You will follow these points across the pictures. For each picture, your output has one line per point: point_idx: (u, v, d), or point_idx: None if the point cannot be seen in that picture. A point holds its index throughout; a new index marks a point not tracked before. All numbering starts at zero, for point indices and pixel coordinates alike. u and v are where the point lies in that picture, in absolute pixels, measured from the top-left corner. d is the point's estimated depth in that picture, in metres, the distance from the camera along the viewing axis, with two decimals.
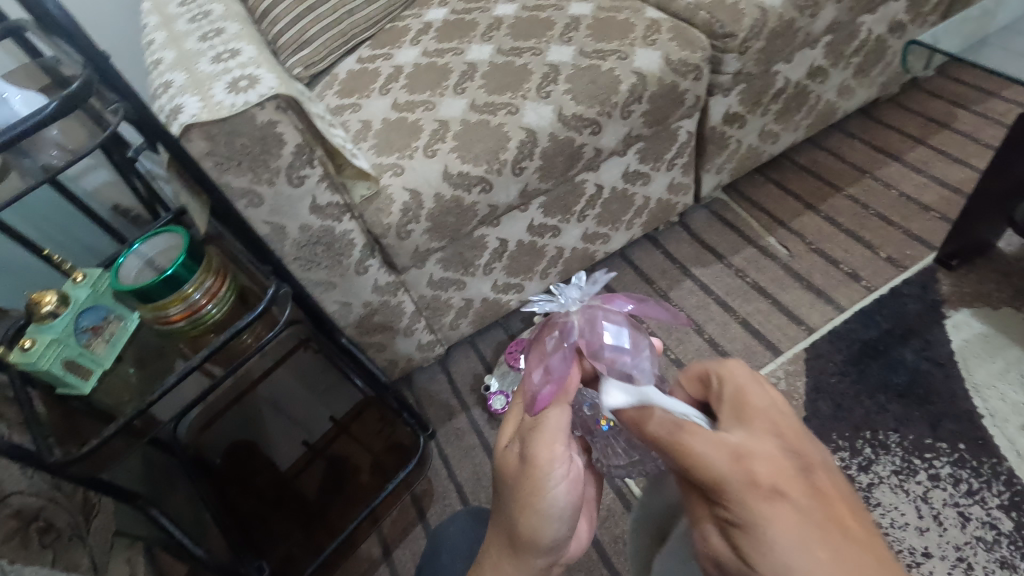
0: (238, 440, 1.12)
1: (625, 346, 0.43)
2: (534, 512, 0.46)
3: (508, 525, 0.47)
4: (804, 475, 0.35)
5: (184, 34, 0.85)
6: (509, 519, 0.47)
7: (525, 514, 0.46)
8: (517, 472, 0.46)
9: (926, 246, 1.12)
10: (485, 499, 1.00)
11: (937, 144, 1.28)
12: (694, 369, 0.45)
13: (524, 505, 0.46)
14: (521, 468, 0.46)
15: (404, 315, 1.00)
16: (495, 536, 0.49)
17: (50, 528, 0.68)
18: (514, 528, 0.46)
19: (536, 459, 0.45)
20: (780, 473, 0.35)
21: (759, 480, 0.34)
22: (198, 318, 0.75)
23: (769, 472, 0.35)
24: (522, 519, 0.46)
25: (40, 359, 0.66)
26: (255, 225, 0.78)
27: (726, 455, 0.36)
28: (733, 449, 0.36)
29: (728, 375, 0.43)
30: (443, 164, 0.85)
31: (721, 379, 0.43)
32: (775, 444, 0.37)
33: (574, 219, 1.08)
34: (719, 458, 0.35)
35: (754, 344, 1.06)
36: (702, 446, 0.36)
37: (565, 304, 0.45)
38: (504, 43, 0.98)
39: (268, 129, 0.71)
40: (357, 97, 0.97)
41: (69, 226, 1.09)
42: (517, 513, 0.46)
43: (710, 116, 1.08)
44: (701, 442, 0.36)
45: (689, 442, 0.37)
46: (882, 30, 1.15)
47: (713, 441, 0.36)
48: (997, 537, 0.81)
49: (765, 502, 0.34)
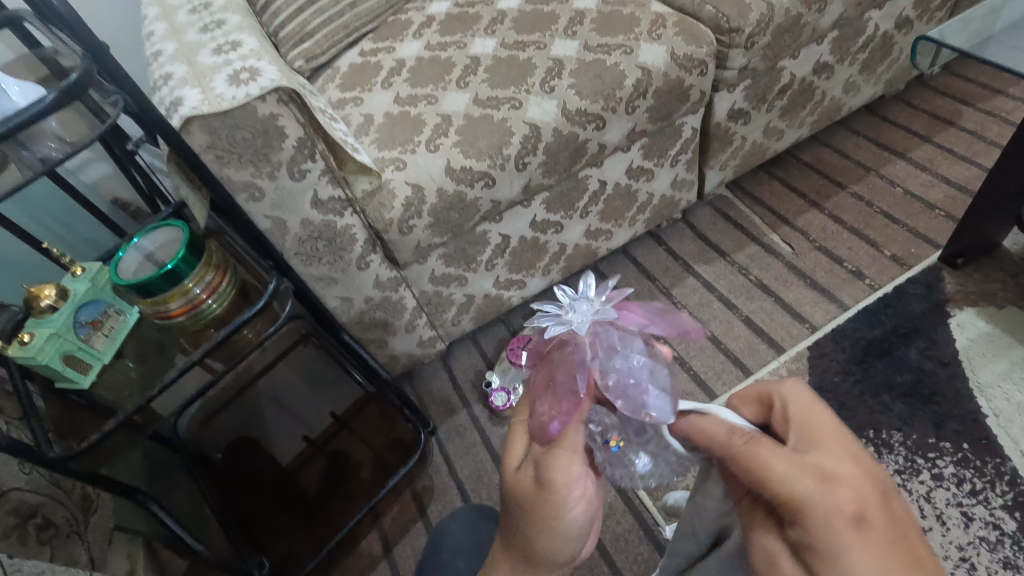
0: (239, 436, 1.11)
1: (645, 375, 0.42)
2: (554, 532, 0.44)
3: (524, 546, 0.45)
4: (883, 505, 0.35)
5: (185, 26, 0.84)
6: (526, 541, 0.45)
7: (543, 535, 0.44)
8: (532, 496, 0.44)
9: (931, 245, 1.11)
10: (486, 496, 1.00)
11: (943, 142, 1.27)
12: (751, 391, 0.46)
13: (542, 526, 0.44)
14: (539, 491, 0.43)
15: (405, 311, 0.99)
16: (507, 553, 0.47)
17: (48, 525, 0.68)
18: (531, 548, 0.45)
19: (557, 482, 0.43)
20: (864, 499, 0.34)
21: (841, 502, 0.34)
22: (198, 312, 0.75)
23: (852, 496, 0.34)
24: (541, 540, 0.44)
25: (39, 354, 0.65)
26: (256, 220, 0.77)
27: (805, 472, 0.36)
28: (803, 464, 0.36)
29: (790, 393, 0.43)
30: (446, 158, 0.84)
31: (777, 397, 0.43)
32: (857, 468, 0.36)
33: (577, 216, 1.07)
34: (795, 471, 0.36)
35: (757, 342, 1.06)
36: (775, 459, 0.37)
37: (578, 327, 0.43)
38: (507, 37, 0.97)
39: (269, 122, 0.70)
40: (359, 91, 0.96)
41: (69, 219, 1.08)
42: (536, 533, 0.44)
43: (715, 112, 1.07)
44: (775, 456, 0.37)
45: (761, 455, 0.37)
46: (889, 26, 1.14)
47: (785, 454, 0.37)
48: (1000, 537, 0.81)
49: (849, 528, 0.33)
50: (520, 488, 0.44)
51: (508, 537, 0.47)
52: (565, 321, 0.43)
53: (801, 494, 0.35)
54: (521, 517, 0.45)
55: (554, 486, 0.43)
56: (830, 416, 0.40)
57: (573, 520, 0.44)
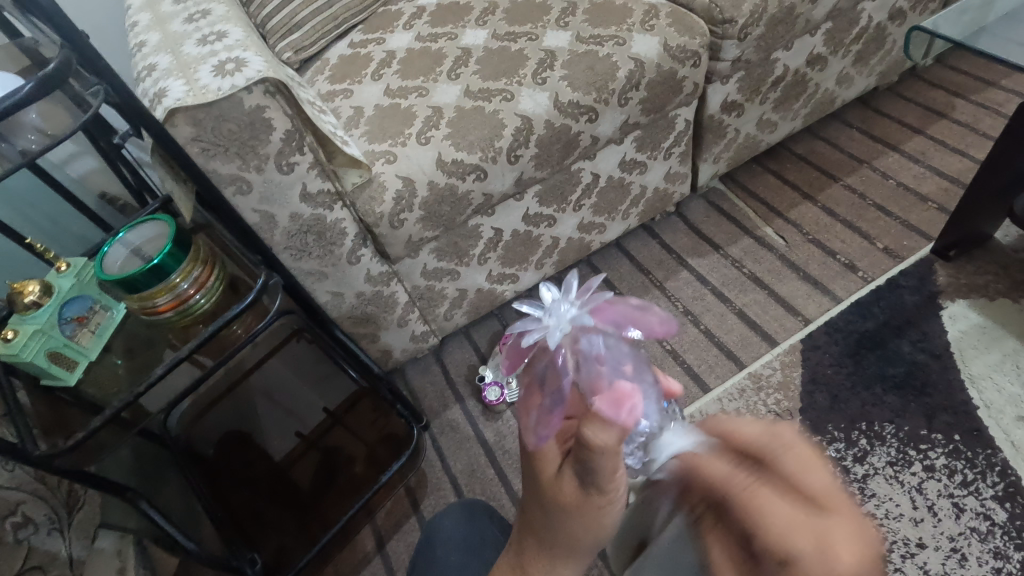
0: (230, 430, 1.11)
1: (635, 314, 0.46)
2: (597, 525, 0.46)
3: (570, 537, 0.46)
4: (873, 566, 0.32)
5: (170, 16, 0.82)
6: (566, 530, 0.46)
7: (585, 529, 0.46)
8: (578, 502, 0.45)
9: (923, 237, 1.12)
10: (480, 491, 1.00)
11: (936, 134, 1.27)
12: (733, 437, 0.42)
13: (587, 521, 0.45)
14: (580, 498, 0.45)
15: (397, 306, 0.99)
16: (536, 536, 0.48)
17: (27, 524, 0.68)
18: (574, 535, 0.46)
19: (598, 495, 0.44)
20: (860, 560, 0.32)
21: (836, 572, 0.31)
22: (186, 308, 0.74)
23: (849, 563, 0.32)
24: (586, 534, 0.46)
25: (22, 351, 0.65)
26: (245, 214, 0.76)
27: (806, 532, 0.33)
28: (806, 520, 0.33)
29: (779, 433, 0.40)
30: (437, 151, 0.83)
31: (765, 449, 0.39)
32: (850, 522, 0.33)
33: (570, 209, 1.07)
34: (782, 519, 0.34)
35: (750, 335, 1.06)
36: (770, 505, 0.35)
37: (566, 323, 0.45)
38: (498, 28, 0.96)
39: (256, 114, 0.68)
40: (350, 83, 0.94)
41: (54, 213, 1.07)
42: (578, 531, 0.46)
43: (708, 104, 1.07)
44: (773, 502, 0.35)
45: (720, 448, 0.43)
46: (882, 18, 1.14)
47: (788, 508, 0.34)
48: (991, 528, 0.81)
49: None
50: (558, 494, 0.45)
51: (545, 537, 0.47)
52: (555, 327, 0.45)
53: (798, 552, 0.32)
54: (562, 521, 0.46)
55: (603, 497, 0.44)
56: (823, 474, 0.36)
57: (612, 519, 0.46)
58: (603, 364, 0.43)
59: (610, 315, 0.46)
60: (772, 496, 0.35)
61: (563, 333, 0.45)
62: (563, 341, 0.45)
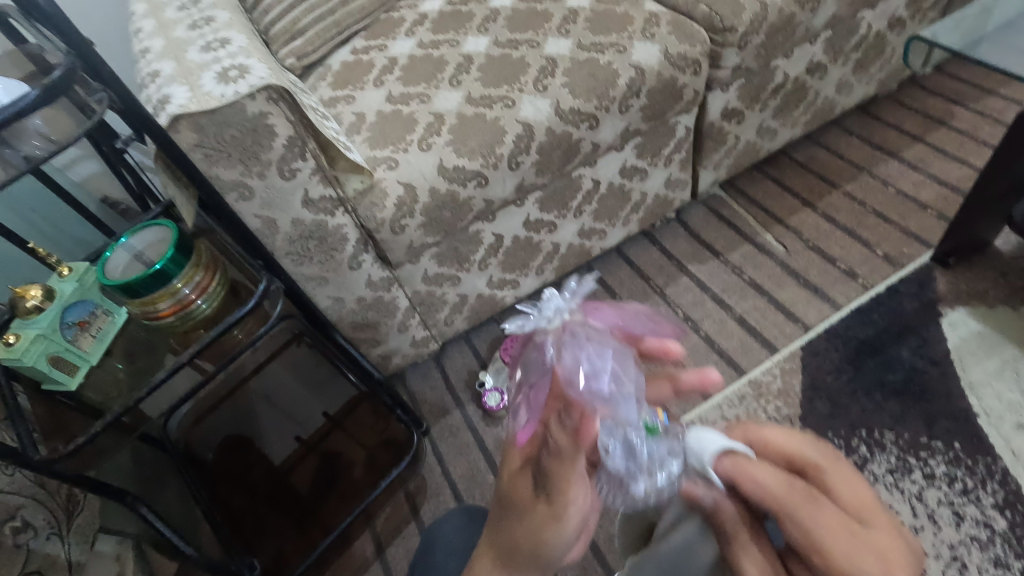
0: (230, 435, 1.11)
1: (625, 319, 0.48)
2: (546, 541, 0.43)
3: (518, 552, 0.44)
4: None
5: (173, 23, 0.83)
6: (515, 536, 0.44)
7: (536, 540, 0.43)
8: (528, 502, 0.44)
9: (922, 244, 1.12)
10: (480, 497, 1.00)
11: (935, 141, 1.27)
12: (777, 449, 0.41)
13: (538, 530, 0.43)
14: (532, 498, 0.44)
15: (398, 311, 0.99)
16: (488, 544, 0.46)
17: (27, 528, 0.68)
18: (522, 548, 0.44)
19: (554, 501, 0.43)
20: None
21: None
22: (187, 313, 0.74)
23: None
24: (534, 548, 0.43)
25: (24, 356, 0.65)
26: (247, 218, 0.76)
27: (866, 550, 0.34)
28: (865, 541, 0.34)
29: (818, 447, 0.40)
30: (438, 157, 0.83)
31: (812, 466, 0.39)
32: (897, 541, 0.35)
33: (571, 215, 1.07)
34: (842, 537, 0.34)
35: (750, 341, 1.06)
36: (825, 521, 0.35)
37: (555, 316, 0.47)
38: (500, 35, 0.97)
39: (259, 120, 0.69)
40: (352, 89, 0.95)
41: (55, 217, 1.07)
42: (526, 543, 0.43)
43: (708, 111, 1.07)
44: (832, 520, 0.35)
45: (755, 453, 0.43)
46: (881, 26, 1.14)
47: (846, 524, 0.35)
48: (992, 536, 0.81)
49: None
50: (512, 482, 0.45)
51: (496, 549, 0.45)
52: (546, 318, 0.47)
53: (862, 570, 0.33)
54: (512, 525, 0.44)
55: (555, 502, 0.43)
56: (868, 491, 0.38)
57: (563, 539, 0.44)
58: (586, 359, 0.44)
59: (600, 315, 0.48)
60: (832, 510, 0.36)
61: (551, 324, 0.47)
62: (550, 332, 0.46)
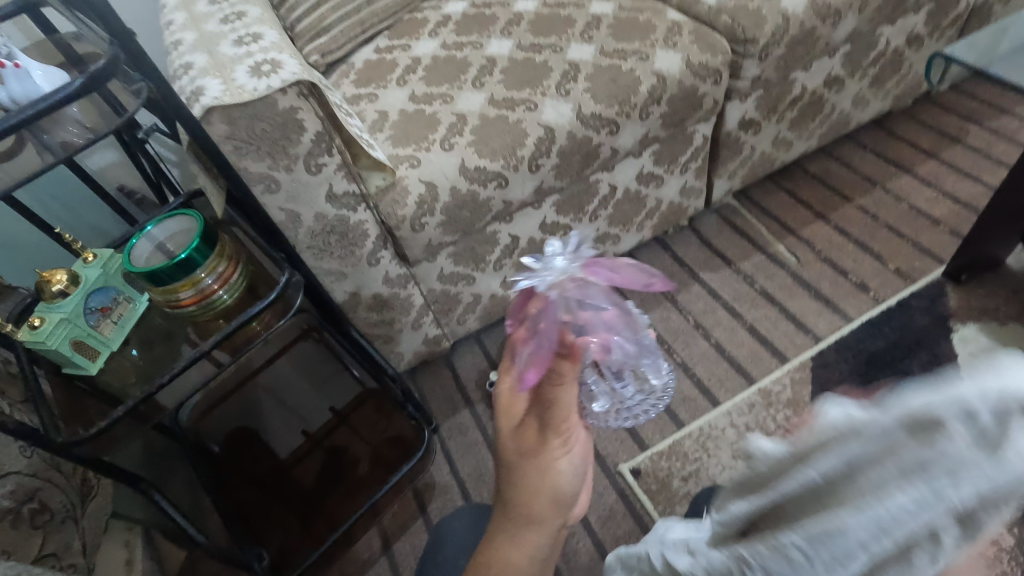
0: (236, 428, 1.12)
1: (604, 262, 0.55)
2: (557, 473, 0.46)
3: (527, 489, 0.46)
4: None
5: (205, 16, 0.84)
6: (523, 480, 0.46)
7: (542, 476, 0.46)
8: (535, 443, 0.47)
9: (935, 260, 1.12)
10: (487, 496, 1.00)
11: (949, 158, 1.28)
12: None
13: (546, 470, 0.46)
14: (538, 440, 0.47)
15: (413, 308, 0.99)
16: (510, 487, 0.46)
17: (44, 511, 0.68)
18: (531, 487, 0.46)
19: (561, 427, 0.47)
20: None
21: None
22: (208, 303, 0.75)
23: None
24: (549, 487, 0.46)
25: (49, 339, 0.67)
26: (271, 211, 0.77)
27: None
28: None
29: None
30: (460, 157, 0.84)
31: None
32: None
33: (586, 219, 1.08)
34: None
35: (761, 350, 1.07)
36: None
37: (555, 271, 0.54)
38: (523, 39, 0.98)
39: (289, 114, 0.70)
40: (375, 87, 0.96)
41: (75, 205, 1.08)
42: (542, 482, 0.46)
43: (726, 121, 1.08)
44: None
45: None
46: (900, 42, 1.15)
47: None
48: None
49: None
50: (522, 441, 0.47)
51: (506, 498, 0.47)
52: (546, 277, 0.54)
53: None
54: (523, 468, 0.46)
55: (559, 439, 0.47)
56: None
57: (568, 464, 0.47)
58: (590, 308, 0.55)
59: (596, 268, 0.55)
60: None
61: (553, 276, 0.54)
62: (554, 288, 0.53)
